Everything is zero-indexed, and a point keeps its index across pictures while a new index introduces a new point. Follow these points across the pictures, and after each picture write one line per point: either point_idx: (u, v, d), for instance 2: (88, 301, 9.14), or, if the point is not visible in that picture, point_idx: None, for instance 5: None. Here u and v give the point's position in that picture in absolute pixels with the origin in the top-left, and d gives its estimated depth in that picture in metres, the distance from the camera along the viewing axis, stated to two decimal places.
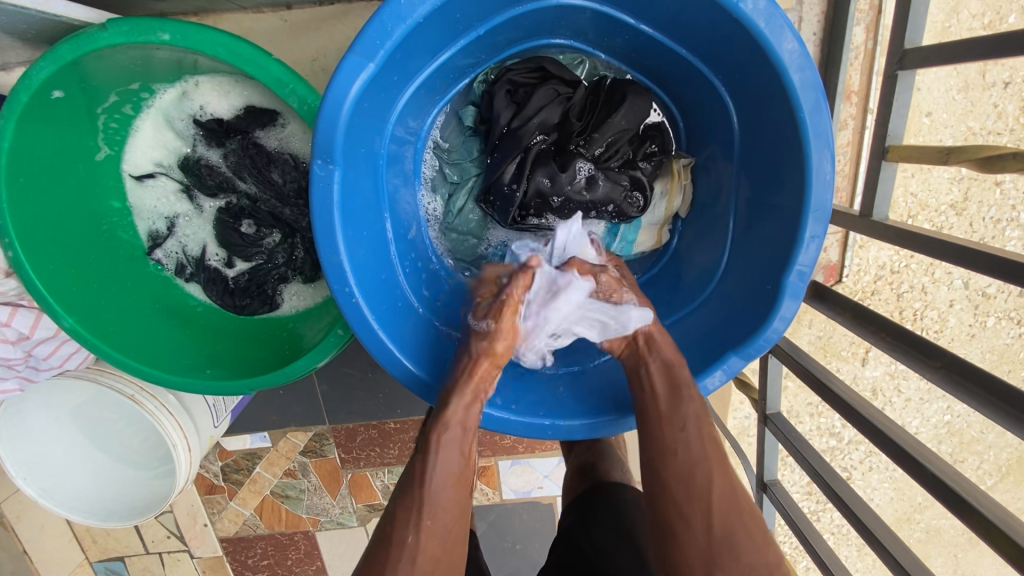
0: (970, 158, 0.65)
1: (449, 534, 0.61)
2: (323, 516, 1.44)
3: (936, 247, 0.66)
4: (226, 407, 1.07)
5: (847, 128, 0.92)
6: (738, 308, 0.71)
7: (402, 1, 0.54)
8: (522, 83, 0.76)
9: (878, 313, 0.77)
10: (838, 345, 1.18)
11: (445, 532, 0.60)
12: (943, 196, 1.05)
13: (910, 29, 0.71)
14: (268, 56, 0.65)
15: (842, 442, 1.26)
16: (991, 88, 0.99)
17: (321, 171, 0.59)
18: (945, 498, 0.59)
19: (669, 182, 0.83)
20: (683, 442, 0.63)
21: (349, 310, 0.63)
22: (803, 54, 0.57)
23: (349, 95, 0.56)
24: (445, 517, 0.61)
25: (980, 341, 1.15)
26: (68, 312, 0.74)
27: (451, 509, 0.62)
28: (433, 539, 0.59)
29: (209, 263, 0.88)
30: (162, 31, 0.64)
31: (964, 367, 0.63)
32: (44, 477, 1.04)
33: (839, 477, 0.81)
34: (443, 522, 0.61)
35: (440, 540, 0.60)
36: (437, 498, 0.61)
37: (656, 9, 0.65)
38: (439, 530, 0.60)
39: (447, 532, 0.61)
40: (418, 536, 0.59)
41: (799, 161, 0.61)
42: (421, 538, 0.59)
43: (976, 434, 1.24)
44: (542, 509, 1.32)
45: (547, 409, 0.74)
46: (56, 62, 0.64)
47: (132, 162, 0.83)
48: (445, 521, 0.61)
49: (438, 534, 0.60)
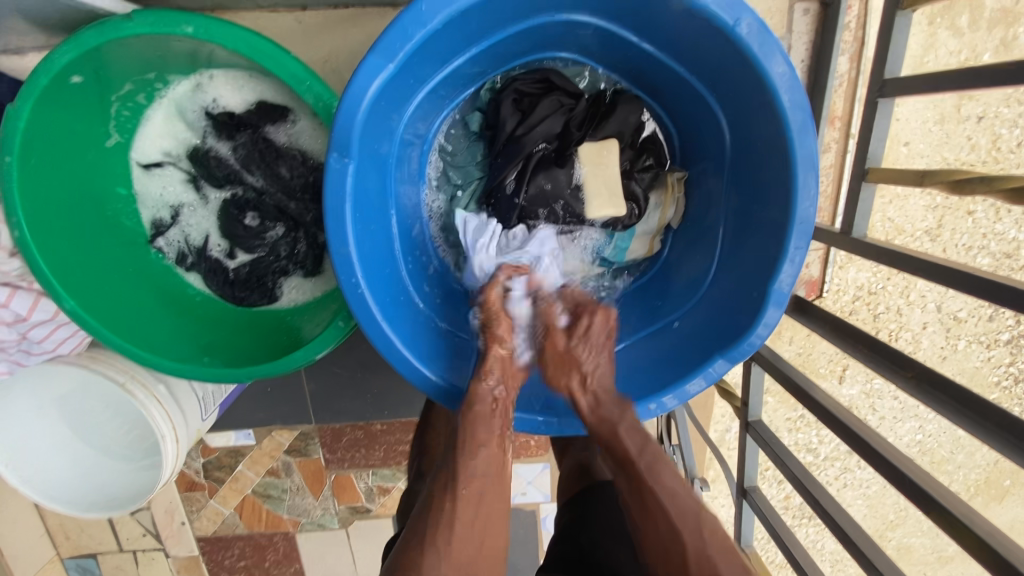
0: (940, 180, 0.71)
1: (485, 507, 0.63)
2: (304, 517, 1.43)
3: (910, 263, 0.71)
4: (215, 400, 1.07)
5: (831, 151, 0.97)
6: (724, 313, 0.74)
7: (423, 7, 0.57)
8: (527, 93, 0.80)
9: (857, 326, 0.80)
10: (817, 362, 1.23)
11: (484, 513, 0.63)
12: (918, 223, 1.11)
13: (889, 61, 0.77)
14: (288, 54, 0.68)
15: (818, 457, 1.30)
16: (966, 121, 1.05)
17: (336, 164, 0.61)
18: (915, 496, 0.63)
19: (663, 194, 0.87)
20: (658, 502, 0.63)
21: (354, 300, 0.65)
22: (793, 76, 0.61)
23: (367, 94, 0.59)
24: (486, 488, 0.64)
25: (951, 363, 1.20)
26: (70, 295, 0.75)
27: (488, 480, 0.65)
28: (471, 511, 0.62)
29: (211, 254, 0.88)
30: (186, 24, 0.66)
31: (933, 376, 0.67)
32: (24, 467, 1.02)
33: (817, 481, 0.85)
34: (481, 495, 0.64)
35: (473, 528, 0.61)
36: (470, 468, 0.65)
37: (658, 29, 0.69)
38: (477, 501, 0.63)
39: (486, 516, 0.63)
40: (457, 507, 0.62)
41: (785, 177, 0.65)
42: (460, 508, 0.62)
43: (946, 454, 1.28)
44: (525, 515, 1.34)
45: (539, 406, 0.77)
46: (78, 48, 0.66)
47: (141, 150, 0.85)
48: (481, 492, 0.64)
49: (474, 502, 0.63)
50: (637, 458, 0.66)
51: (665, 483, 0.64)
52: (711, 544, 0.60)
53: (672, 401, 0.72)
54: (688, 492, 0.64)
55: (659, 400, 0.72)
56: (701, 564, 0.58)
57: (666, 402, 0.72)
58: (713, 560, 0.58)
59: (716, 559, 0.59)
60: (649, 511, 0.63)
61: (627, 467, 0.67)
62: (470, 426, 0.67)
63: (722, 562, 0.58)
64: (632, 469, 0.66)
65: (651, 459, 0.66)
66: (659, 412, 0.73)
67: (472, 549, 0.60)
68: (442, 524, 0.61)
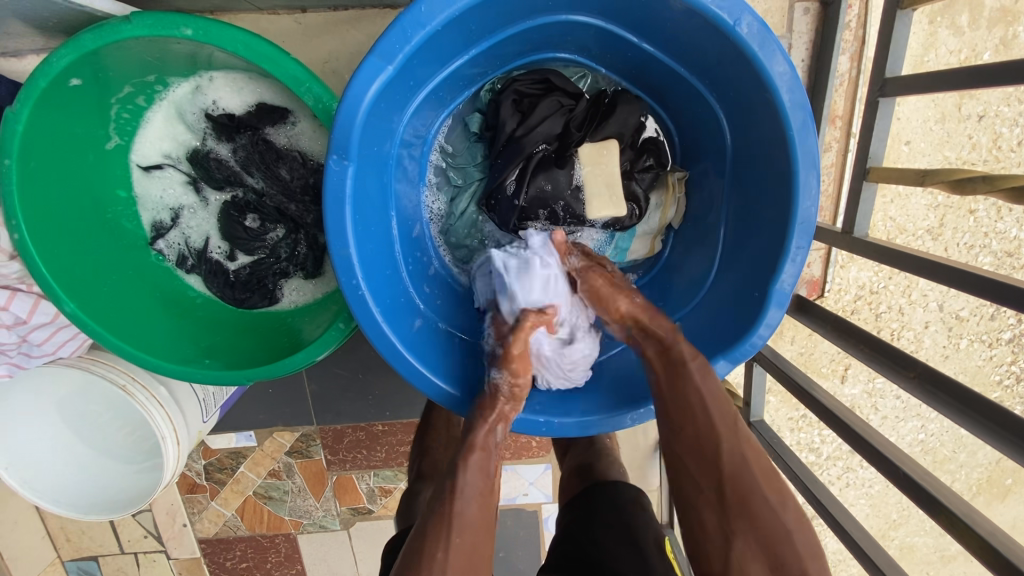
0: (942, 180, 0.71)
1: (478, 554, 0.61)
2: (306, 519, 1.43)
3: (912, 262, 0.70)
4: (216, 402, 1.07)
5: (832, 150, 0.97)
6: (726, 313, 0.74)
7: (423, 9, 0.57)
8: (527, 94, 0.80)
9: (859, 326, 0.80)
10: (819, 361, 1.22)
11: (476, 561, 0.61)
12: (920, 222, 1.10)
13: (890, 60, 0.76)
14: (287, 55, 0.67)
15: (821, 457, 1.29)
16: (967, 120, 1.05)
17: (336, 166, 0.61)
18: (918, 498, 0.62)
19: (664, 195, 0.87)
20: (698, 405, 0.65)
21: (354, 302, 0.65)
22: (793, 76, 0.61)
23: (366, 95, 0.59)
24: (477, 537, 0.62)
25: (953, 362, 1.20)
26: (70, 297, 0.75)
27: (480, 531, 0.63)
28: (464, 559, 0.60)
29: (211, 256, 0.89)
30: (185, 26, 0.66)
31: (934, 376, 0.67)
32: (27, 468, 1.02)
33: (819, 482, 0.84)
34: (473, 545, 0.61)
35: (469, 573, 0.60)
36: (464, 517, 0.63)
37: (658, 29, 0.69)
38: (470, 549, 0.61)
39: (480, 562, 0.61)
40: (449, 554, 0.60)
41: (786, 176, 0.65)
42: (453, 557, 0.60)
43: (949, 453, 1.27)
44: (527, 516, 1.33)
45: (540, 406, 0.78)
46: (78, 51, 0.66)
47: (141, 153, 0.85)
48: (473, 542, 0.62)
49: (466, 553, 0.61)
50: (676, 359, 0.68)
51: (698, 385, 0.66)
52: (746, 450, 0.63)
53: None
54: (723, 394, 0.67)
55: None
56: (734, 463, 0.62)
57: None
58: (749, 466, 0.62)
59: (749, 462, 0.62)
60: (688, 406, 0.66)
61: (668, 363, 0.69)
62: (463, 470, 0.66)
63: (756, 473, 0.62)
64: (674, 366, 0.68)
65: (700, 358, 0.68)
66: None
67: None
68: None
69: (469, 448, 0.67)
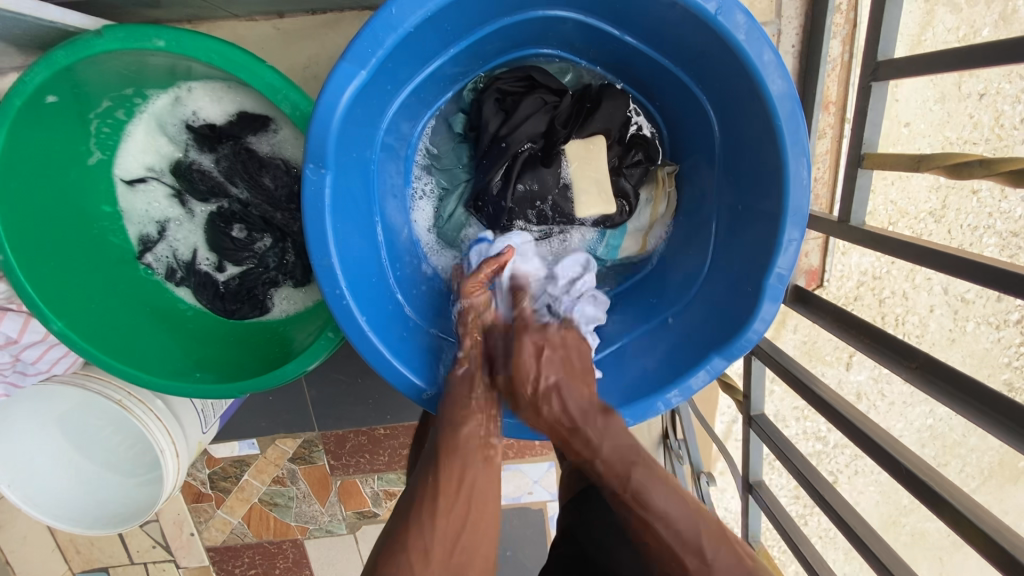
0: (939, 164, 0.69)
1: (475, 482, 0.58)
2: (312, 524, 1.43)
3: (908, 250, 0.69)
4: (215, 413, 1.07)
5: (826, 137, 0.95)
6: (721, 307, 0.72)
7: (394, 11, 0.56)
8: (510, 92, 0.78)
9: (857, 316, 0.79)
10: (823, 348, 1.19)
11: (475, 496, 0.57)
12: (922, 205, 1.07)
13: (882, 42, 0.75)
14: (262, 63, 0.66)
15: (827, 445, 1.26)
16: (967, 99, 1.02)
17: (313, 174, 0.60)
18: (918, 491, 0.61)
19: (654, 189, 0.86)
20: (654, 515, 0.55)
21: (340, 312, 0.64)
22: (780, 64, 0.59)
23: (341, 103, 0.58)
24: (472, 462, 0.59)
25: (961, 345, 1.17)
26: (57, 316, 0.74)
27: (474, 454, 0.60)
28: (456, 486, 0.56)
29: (200, 267, 0.88)
30: (157, 37, 0.65)
31: (935, 365, 0.65)
32: (31, 483, 1.02)
33: (822, 477, 0.83)
34: (467, 467, 0.59)
35: (462, 498, 0.56)
36: (458, 442, 0.61)
37: (640, 21, 0.67)
38: (462, 476, 0.58)
39: (477, 492, 0.57)
40: (442, 484, 0.57)
41: (776, 166, 0.63)
42: (445, 482, 0.57)
43: (957, 437, 1.23)
44: (533, 515, 1.33)
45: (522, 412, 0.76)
46: (50, 67, 0.66)
47: (124, 167, 0.84)
48: (468, 464, 0.59)
49: (460, 473, 0.58)
50: (622, 494, 0.58)
51: (658, 509, 0.56)
52: (722, 568, 0.52)
53: (677, 398, 0.70)
54: (693, 510, 0.55)
55: (664, 398, 0.70)
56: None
57: (671, 399, 0.70)
58: None
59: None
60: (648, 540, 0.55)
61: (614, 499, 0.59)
62: (453, 408, 0.65)
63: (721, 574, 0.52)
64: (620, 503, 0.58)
65: (637, 482, 0.57)
66: (665, 411, 0.71)
67: (461, 524, 0.54)
68: (426, 505, 0.55)
69: (454, 382, 0.68)
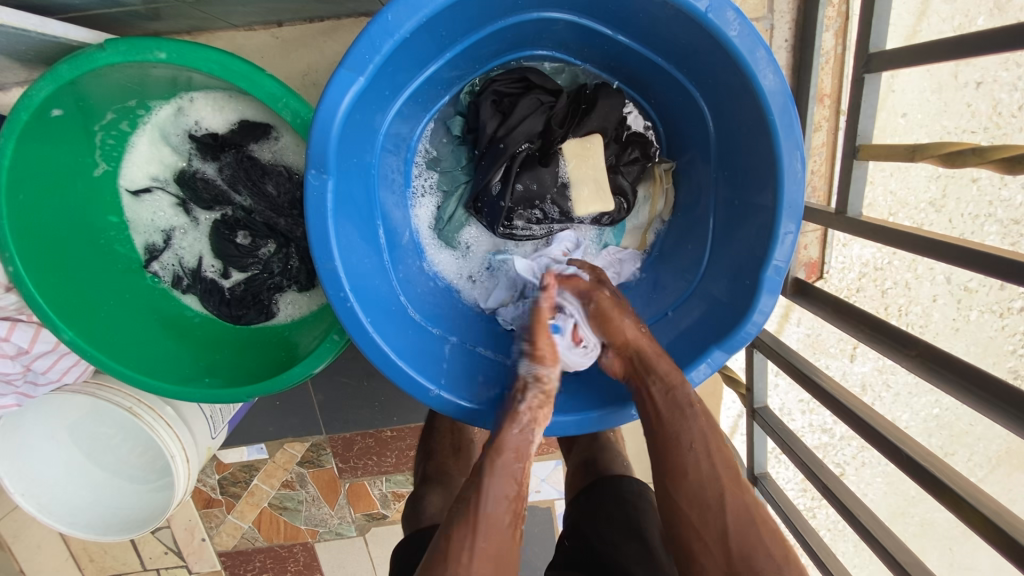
0: (933, 154, 0.69)
1: (502, 560, 0.57)
2: (322, 527, 1.44)
3: (906, 240, 0.69)
4: (224, 418, 1.08)
5: (822, 130, 0.95)
6: (721, 300, 0.73)
7: (390, 17, 0.57)
8: (506, 93, 0.79)
9: (857, 306, 0.79)
10: (827, 341, 1.18)
11: (503, 567, 0.57)
12: (921, 194, 1.06)
13: (874, 35, 0.76)
14: (262, 72, 0.67)
15: (834, 437, 1.24)
16: (964, 88, 1.01)
17: (315, 180, 0.61)
18: (920, 477, 0.62)
19: (651, 186, 0.87)
20: (694, 461, 0.64)
21: (344, 314, 0.65)
22: (771, 59, 0.60)
23: (340, 109, 0.59)
24: (501, 537, 0.59)
25: (965, 334, 1.15)
26: (67, 325, 0.76)
27: (505, 534, 0.59)
28: (488, 558, 0.56)
29: (205, 275, 0.89)
30: (159, 49, 0.66)
31: (936, 353, 0.66)
32: (43, 493, 1.03)
33: (826, 466, 0.84)
34: (499, 548, 0.58)
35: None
36: (492, 517, 0.59)
37: (632, 21, 0.68)
38: (495, 546, 0.57)
39: (503, 573, 0.57)
40: (475, 549, 0.56)
41: (771, 160, 0.64)
42: (478, 555, 0.56)
43: (966, 426, 1.20)
44: (541, 513, 1.33)
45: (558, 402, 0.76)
46: (56, 82, 0.67)
47: (128, 178, 0.85)
48: (500, 545, 0.58)
49: (493, 559, 0.57)
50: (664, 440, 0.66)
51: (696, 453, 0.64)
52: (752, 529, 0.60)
53: None
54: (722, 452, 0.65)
55: None
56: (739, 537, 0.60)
57: None
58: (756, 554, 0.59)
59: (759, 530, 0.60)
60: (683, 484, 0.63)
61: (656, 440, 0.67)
62: (493, 479, 0.62)
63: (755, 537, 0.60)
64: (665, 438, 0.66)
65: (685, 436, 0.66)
66: None
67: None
68: None
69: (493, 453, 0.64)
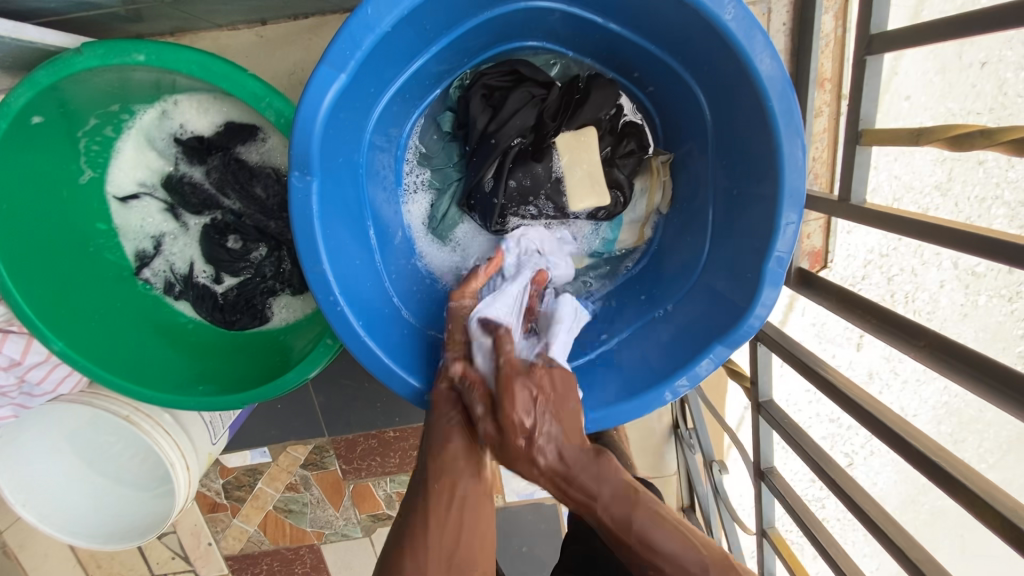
0: (940, 138, 0.67)
1: (463, 498, 0.59)
2: (328, 529, 1.43)
3: (912, 227, 0.67)
4: (224, 424, 1.07)
5: (823, 114, 0.92)
6: (722, 295, 0.71)
7: (369, 11, 0.55)
8: (496, 87, 0.78)
9: (862, 296, 0.77)
10: (833, 329, 1.15)
11: (465, 514, 0.58)
12: (927, 178, 1.04)
13: (874, 16, 0.73)
14: (244, 72, 0.66)
15: (841, 427, 1.20)
16: (968, 69, 0.97)
17: (299, 182, 0.59)
18: (931, 473, 0.60)
19: (649, 179, 0.85)
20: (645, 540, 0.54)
21: (334, 318, 0.64)
22: (769, 45, 0.58)
23: (322, 107, 0.57)
24: (460, 479, 0.60)
25: (973, 320, 1.07)
26: (57, 336, 0.75)
27: (463, 467, 0.61)
28: (445, 500, 0.58)
29: (197, 280, 0.88)
30: (138, 52, 0.65)
31: (946, 344, 0.64)
32: (45, 505, 1.03)
33: (835, 462, 0.81)
34: (456, 483, 0.60)
35: (451, 511, 0.58)
36: (446, 454, 0.62)
37: (623, 8, 0.66)
38: (451, 496, 0.59)
39: (465, 505, 0.59)
40: (431, 498, 0.59)
41: (770, 148, 0.62)
42: (431, 509, 0.58)
43: (975, 414, 1.12)
44: (547, 510, 1.32)
45: None
46: (34, 88, 0.65)
47: (116, 184, 0.84)
48: (456, 481, 0.60)
49: (448, 496, 0.59)
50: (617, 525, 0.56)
51: (651, 544, 0.54)
52: None
53: (686, 386, 0.69)
54: (680, 537, 0.54)
55: (672, 387, 0.69)
56: None
57: (679, 388, 0.69)
58: None
59: None
60: (639, 555, 0.55)
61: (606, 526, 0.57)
62: (438, 417, 0.65)
63: None
64: (623, 547, 0.56)
65: (634, 510, 0.56)
66: (673, 400, 0.70)
67: (452, 550, 0.56)
68: (418, 515, 0.57)
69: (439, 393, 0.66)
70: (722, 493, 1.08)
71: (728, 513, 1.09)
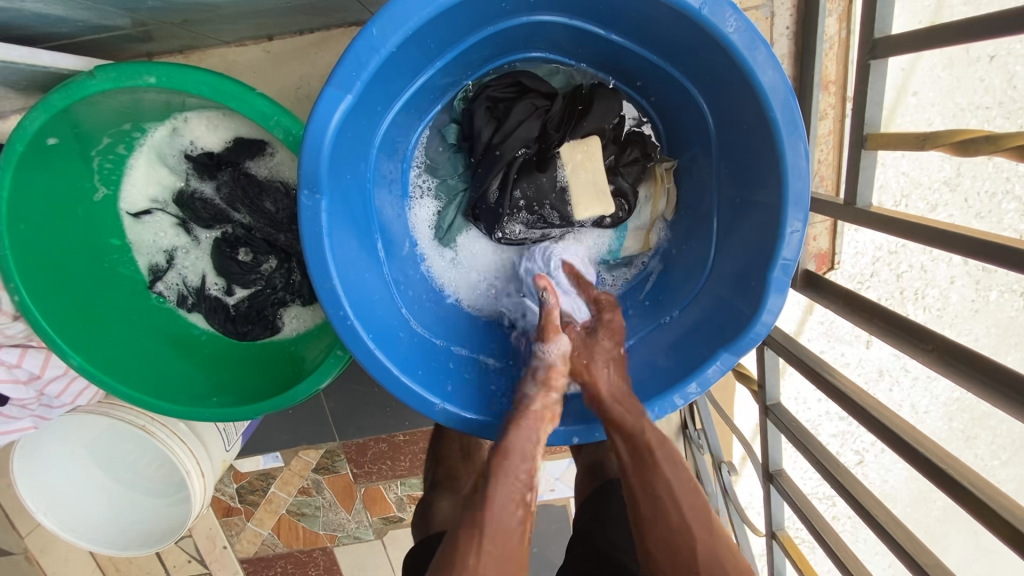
0: (945, 142, 0.67)
1: (507, 550, 0.61)
2: (340, 531, 1.45)
3: (915, 230, 0.67)
4: (237, 431, 1.08)
5: (829, 117, 0.92)
6: (728, 300, 0.71)
7: (375, 32, 0.56)
8: (500, 98, 0.78)
9: (868, 299, 0.77)
10: (840, 327, 1.14)
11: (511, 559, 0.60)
12: (935, 174, 1.02)
13: (878, 20, 0.73)
14: (251, 91, 0.67)
15: (852, 424, 1.19)
16: (976, 63, 0.96)
17: (309, 201, 0.60)
18: (938, 478, 0.61)
19: (652, 186, 0.85)
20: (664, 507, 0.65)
21: (345, 332, 0.65)
22: (772, 56, 0.58)
23: (330, 127, 0.58)
24: (508, 527, 0.62)
25: (984, 316, 1.08)
26: (75, 351, 0.76)
27: (508, 530, 0.62)
28: (494, 559, 0.59)
29: (209, 292, 0.90)
30: (148, 74, 0.66)
31: (952, 348, 0.63)
32: (64, 511, 1.04)
33: (842, 465, 0.81)
34: (502, 545, 0.61)
35: (501, 568, 0.59)
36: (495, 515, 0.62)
37: (624, 20, 0.67)
38: (499, 546, 0.60)
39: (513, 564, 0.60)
40: (481, 554, 0.59)
41: (774, 155, 0.62)
42: (484, 558, 0.59)
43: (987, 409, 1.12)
44: (557, 511, 1.33)
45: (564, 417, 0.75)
46: (49, 111, 0.67)
47: (129, 200, 0.86)
48: (502, 538, 0.61)
49: (496, 554, 0.60)
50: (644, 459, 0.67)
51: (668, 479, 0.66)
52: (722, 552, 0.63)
53: (696, 391, 0.69)
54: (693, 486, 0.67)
55: (682, 391, 0.69)
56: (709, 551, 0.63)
57: (690, 393, 0.69)
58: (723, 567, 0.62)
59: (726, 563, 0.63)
60: (661, 511, 0.65)
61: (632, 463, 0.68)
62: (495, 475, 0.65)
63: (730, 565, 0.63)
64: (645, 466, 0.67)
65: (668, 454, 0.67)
66: (684, 405, 0.69)
67: None
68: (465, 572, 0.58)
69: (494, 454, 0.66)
70: (731, 495, 1.06)
71: (737, 516, 1.06)
